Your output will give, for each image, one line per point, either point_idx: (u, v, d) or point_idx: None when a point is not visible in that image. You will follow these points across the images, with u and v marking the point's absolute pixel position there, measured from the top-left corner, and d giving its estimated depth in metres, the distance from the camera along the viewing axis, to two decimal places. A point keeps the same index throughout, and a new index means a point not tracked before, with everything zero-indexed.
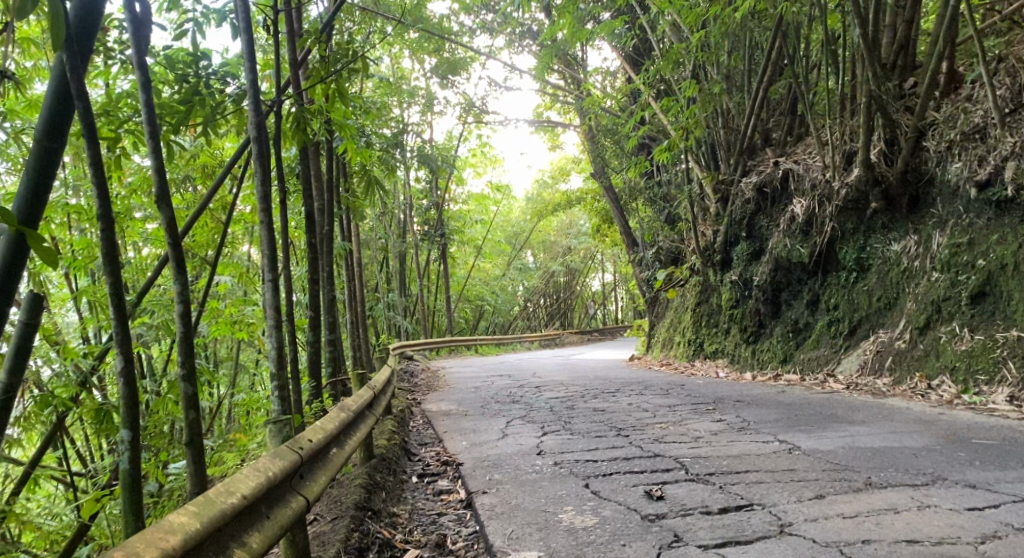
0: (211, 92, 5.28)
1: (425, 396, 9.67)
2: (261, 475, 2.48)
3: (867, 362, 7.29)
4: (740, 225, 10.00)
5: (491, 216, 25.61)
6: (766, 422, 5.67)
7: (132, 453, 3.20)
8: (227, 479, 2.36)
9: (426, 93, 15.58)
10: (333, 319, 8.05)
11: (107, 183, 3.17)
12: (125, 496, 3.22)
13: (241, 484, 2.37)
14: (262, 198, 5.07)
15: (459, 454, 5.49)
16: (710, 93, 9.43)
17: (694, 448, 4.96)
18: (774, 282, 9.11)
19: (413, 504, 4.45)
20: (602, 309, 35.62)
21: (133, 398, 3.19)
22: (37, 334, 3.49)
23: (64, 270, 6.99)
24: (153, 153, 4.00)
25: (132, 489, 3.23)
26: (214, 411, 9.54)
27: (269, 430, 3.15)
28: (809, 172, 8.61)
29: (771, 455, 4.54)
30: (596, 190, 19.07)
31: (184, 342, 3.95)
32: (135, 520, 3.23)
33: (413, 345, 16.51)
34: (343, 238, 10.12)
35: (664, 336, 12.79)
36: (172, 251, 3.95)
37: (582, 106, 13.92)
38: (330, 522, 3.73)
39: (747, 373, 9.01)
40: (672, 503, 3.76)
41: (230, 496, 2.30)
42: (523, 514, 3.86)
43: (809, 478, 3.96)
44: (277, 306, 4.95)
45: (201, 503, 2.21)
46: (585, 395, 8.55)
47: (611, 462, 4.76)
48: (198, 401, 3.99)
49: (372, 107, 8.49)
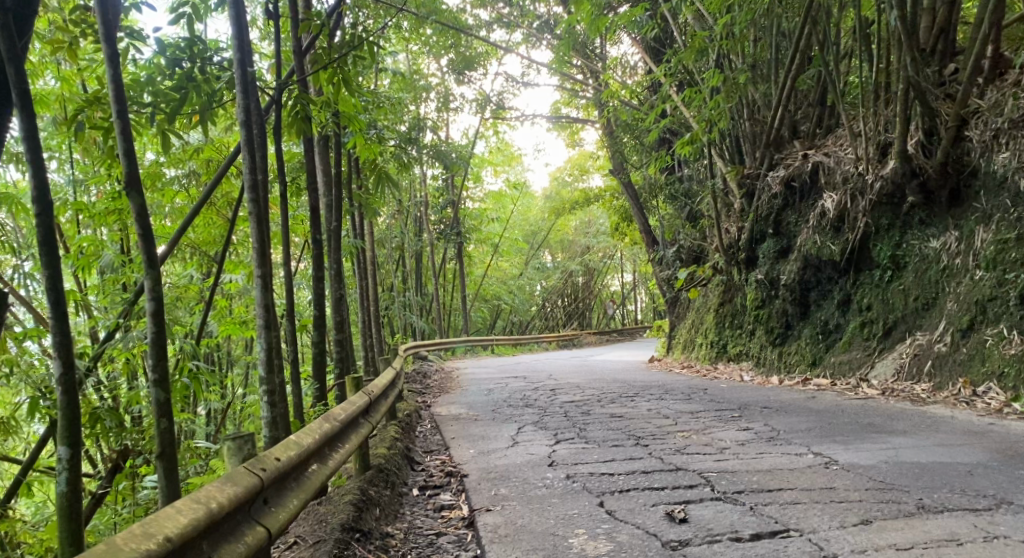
0: (205, 77, 4.88)
1: (437, 399, 9.29)
2: (201, 508, 2.12)
3: (903, 366, 6.81)
4: (767, 221, 9.51)
5: (509, 214, 25.16)
6: (798, 432, 5.22)
7: (70, 473, 2.92)
8: (151, 517, 2.01)
9: (441, 90, 15.18)
10: (341, 319, 7.64)
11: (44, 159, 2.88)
12: (61, 520, 2.92)
13: (167, 521, 2.01)
14: (251, 188, 4.66)
15: (464, 464, 5.08)
16: (736, 83, 8.96)
17: (720, 462, 4.52)
18: (803, 281, 8.62)
19: (410, 522, 4.06)
20: (622, 310, 35.15)
21: (73, 412, 2.88)
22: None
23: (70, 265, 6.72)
24: (122, 140, 3.66)
25: (70, 513, 2.95)
26: (220, 414, 9.23)
27: (229, 447, 2.76)
28: (841, 164, 8.15)
29: (807, 471, 4.09)
30: (616, 187, 18.60)
31: (156, 343, 3.62)
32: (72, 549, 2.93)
33: (429, 345, 16.17)
34: (354, 236, 9.79)
35: (685, 337, 12.34)
36: (143, 244, 3.63)
37: (601, 99, 13.48)
38: (311, 546, 3.34)
39: (774, 377, 8.54)
40: (696, 527, 3.34)
41: (149, 539, 1.94)
42: (529, 538, 3.46)
43: (852, 499, 3.52)
44: (267, 304, 4.60)
45: (106, 550, 1.86)
46: (602, 399, 8.12)
47: (628, 476, 4.34)
48: (171, 409, 3.66)
49: (384, 100, 8.12)
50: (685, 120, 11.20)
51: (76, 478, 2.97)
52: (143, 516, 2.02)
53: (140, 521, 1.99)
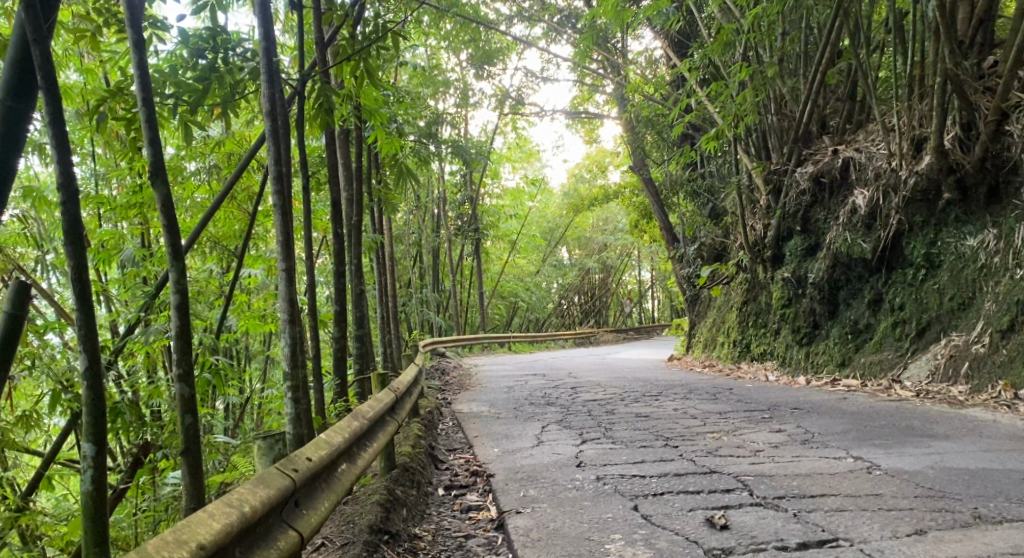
0: (230, 68, 4.76)
1: (457, 396, 9.19)
2: (234, 512, 2.02)
3: (939, 368, 6.65)
4: (794, 219, 9.31)
5: (526, 211, 24.97)
6: (833, 435, 5.08)
7: (94, 471, 2.83)
8: (182, 522, 1.91)
9: (461, 84, 15.03)
10: (362, 314, 7.52)
11: (70, 151, 2.79)
12: (85, 523, 2.83)
13: (199, 529, 1.90)
14: (275, 179, 4.57)
15: (490, 464, 4.97)
16: (765, 76, 8.75)
17: (756, 465, 4.39)
18: (832, 279, 8.42)
19: (438, 524, 3.95)
20: (638, 307, 34.96)
21: (98, 408, 2.80)
22: (22, 327, 3.08)
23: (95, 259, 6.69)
24: (147, 128, 3.57)
25: (94, 514, 2.86)
26: (239, 409, 9.15)
27: (258, 447, 2.67)
28: (873, 160, 7.97)
29: (849, 476, 3.96)
30: (635, 183, 18.41)
31: (181, 337, 3.54)
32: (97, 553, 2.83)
33: (446, 341, 16.04)
34: (373, 231, 9.68)
35: (707, 336, 12.16)
36: (167, 236, 3.53)
37: (623, 94, 13.29)
38: (339, 549, 3.24)
39: (800, 377, 8.37)
40: (739, 535, 3.21)
41: (181, 547, 1.84)
42: (564, 543, 3.34)
43: (902, 507, 3.38)
44: (291, 298, 4.50)
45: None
46: (625, 398, 7.98)
47: (661, 479, 4.20)
48: (195, 405, 3.57)
49: (405, 95, 8.00)
50: (709, 115, 11.02)
51: (100, 477, 2.88)
52: (174, 522, 1.92)
53: (170, 526, 1.89)
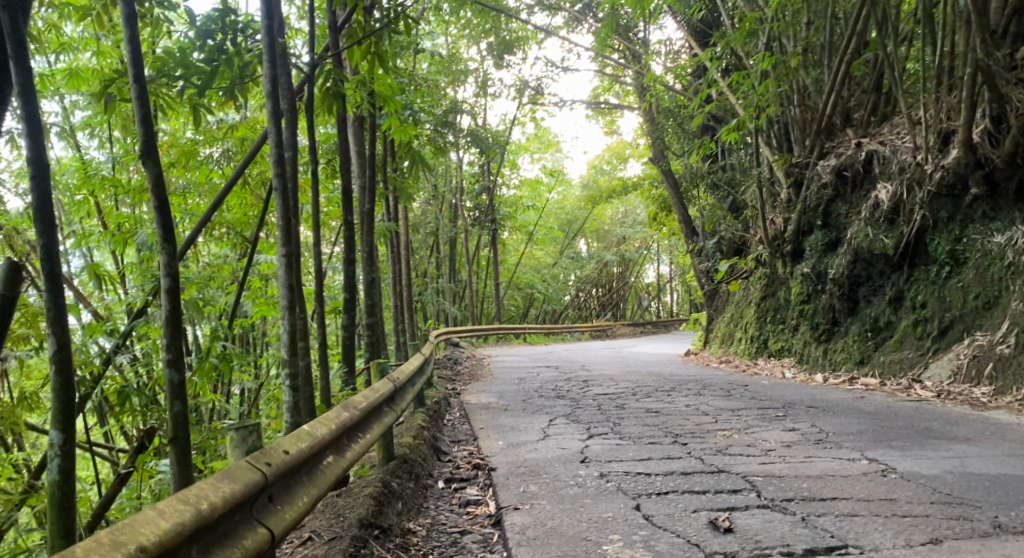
0: (239, 48, 4.63)
1: (467, 386, 9.07)
2: (186, 512, 1.98)
3: (961, 368, 6.44)
4: (815, 212, 9.05)
5: (544, 202, 24.76)
6: (849, 435, 4.89)
7: (63, 459, 2.82)
8: (127, 520, 1.88)
9: (479, 72, 14.84)
10: (372, 303, 7.40)
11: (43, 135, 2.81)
12: (52, 512, 2.81)
13: (144, 528, 1.87)
14: (277, 162, 4.44)
15: (492, 457, 4.84)
16: (788, 66, 8.52)
17: (766, 465, 4.22)
18: (853, 275, 8.19)
19: (433, 518, 3.83)
20: (656, 302, 34.69)
21: (67, 395, 2.80)
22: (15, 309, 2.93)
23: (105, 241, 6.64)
24: (138, 104, 3.46)
25: (61, 504, 2.83)
26: (249, 396, 9.09)
27: (232, 438, 2.55)
28: (898, 154, 7.74)
29: (862, 479, 3.79)
30: (654, 174, 18.15)
31: (170, 322, 3.44)
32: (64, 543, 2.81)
33: (460, 332, 15.92)
34: (386, 219, 9.56)
35: (724, 331, 11.94)
36: (159, 217, 3.43)
37: (643, 84, 13.06)
38: (326, 543, 3.14)
39: (817, 375, 8.16)
40: (743, 539, 3.06)
41: (122, 547, 1.82)
42: (560, 542, 3.20)
43: (917, 514, 3.21)
44: (290, 284, 4.39)
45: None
46: (637, 393, 7.81)
47: (667, 478, 4.05)
48: (185, 392, 3.48)
49: (419, 81, 7.85)
50: (730, 105, 10.79)
51: (69, 466, 2.85)
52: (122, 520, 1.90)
53: (114, 525, 1.87)
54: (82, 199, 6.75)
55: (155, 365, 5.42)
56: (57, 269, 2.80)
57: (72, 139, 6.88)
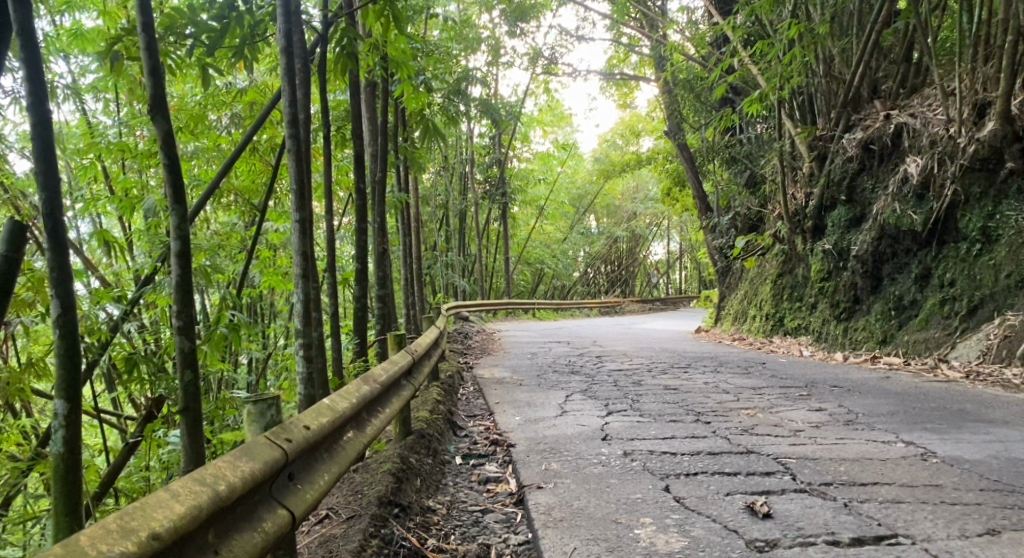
0: (251, 6, 4.39)
1: (478, 360, 8.93)
2: (201, 494, 1.90)
3: (991, 349, 6.29)
4: (839, 187, 8.79)
5: (554, 175, 24.44)
6: (880, 416, 4.74)
7: (67, 432, 2.69)
8: (140, 502, 1.81)
9: (493, 41, 14.52)
10: (385, 274, 7.23)
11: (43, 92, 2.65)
12: (56, 488, 2.68)
13: (156, 513, 1.80)
14: (291, 123, 4.24)
15: (510, 433, 4.69)
16: (816, 34, 8.22)
17: (798, 446, 4.06)
18: (877, 253, 7.97)
19: (453, 495, 3.68)
20: (665, 278, 34.51)
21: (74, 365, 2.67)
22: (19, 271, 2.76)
23: (115, 206, 6.47)
24: (148, 56, 3.28)
25: (66, 480, 2.71)
26: (257, 366, 8.95)
27: (249, 412, 2.39)
28: (928, 127, 7.54)
29: (902, 462, 3.64)
30: (668, 148, 17.87)
31: (181, 287, 3.29)
32: (68, 518, 2.71)
33: (469, 305, 15.76)
34: (398, 189, 9.36)
35: (737, 308, 11.75)
36: (169, 175, 3.26)
37: (661, 54, 12.76)
38: (343, 523, 3.05)
39: (837, 354, 7.99)
40: (784, 525, 2.94)
41: (135, 534, 1.75)
42: (589, 524, 3.07)
43: (969, 502, 3.12)
44: (303, 250, 4.22)
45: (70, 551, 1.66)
46: (652, 369, 7.66)
47: (694, 458, 3.89)
48: (196, 360, 3.31)
49: (435, 47, 7.64)
50: (751, 76, 10.50)
51: (72, 437, 2.72)
52: (134, 501, 1.83)
53: (127, 508, 1.80)
54: (90, 164, 6.57)
55: (164, 333, 5.26)
56: (60, 228, 2.65)
57: (81, 102, 6.68)
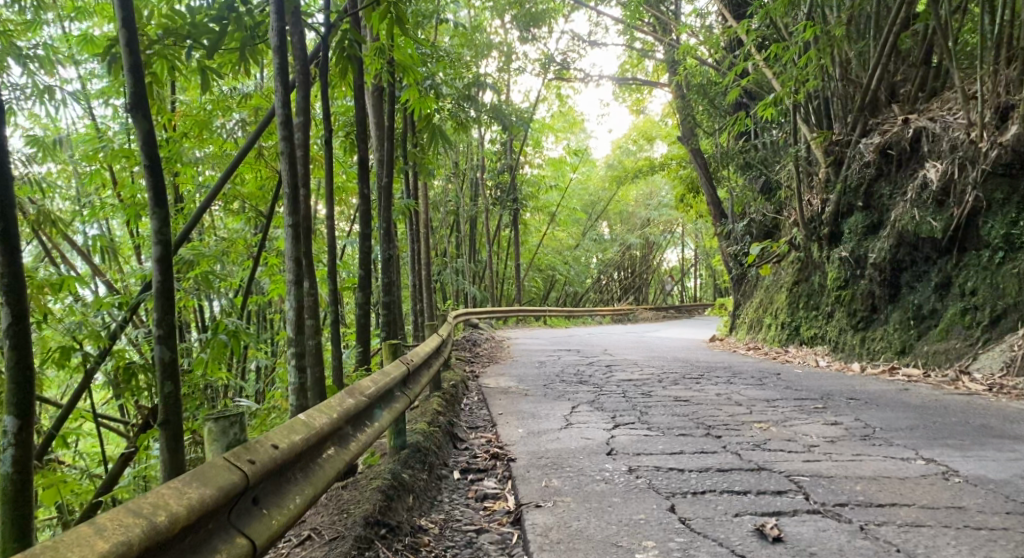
0: (249, 6, 4.18)
1: (484, 369, 8.76)
2: (136, 526, 1.83)
3: (1015, 361, 6.05)
4: (856, 193, 8.57)
5: (567, 182, 24.24)
6: (899, 431, 4.52)
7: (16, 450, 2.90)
8: (67, 536, 1.76)
9: (504, 46, 14.36)
10: (391, 281, 7.07)
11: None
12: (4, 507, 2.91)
13: (79, 547, 1.74)
14: (283, 124, 4.07)
15: (511, 446, 4.52)
16: (831, 37, 8.03)
17: (812, 463, 3.85)
18: (895, 260, 7.74)
19: (447, 513, 3.50)
20: (679, 285, 34.20)
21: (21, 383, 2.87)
22: None
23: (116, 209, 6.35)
24: (128, 52, 3.14)
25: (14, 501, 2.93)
26: (262, 374, 8.82)
27: (209, 430, 2.26)
28: (949, 131, 7.30)
29: (924, 482, 3.44)
30: (682, 154, 17.63)
31: (161, 295, 3.14)
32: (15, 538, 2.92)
33: (480, 312, 15.59)
34: (405, 195, 9.22)
35: (752, 316, 11.51)
36: (149, 177, 3.11)
37: (673, 59, 12.57)
38: (325, 545, 2.87)
39: (854, 364, 7.75)
40: (796, 551, 2.76)
41: None
42: (587, 547, 2.90)
43: (994, 527, 2.92)
44: (297, 255, 4.05)
45: None
46: (663, 380, 7.45)
47: (702, 475, 3.69)
48: (177, 370, 3.16)
49: (443, 50, 7.48)
50: (765, 80, 10.29)
51: (22, 458, 2.93)
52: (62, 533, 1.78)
53: (55, 541, 1.75)
54: (97, 170, 6.49)
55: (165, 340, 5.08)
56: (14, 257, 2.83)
57: (84, 106, 6.60)
